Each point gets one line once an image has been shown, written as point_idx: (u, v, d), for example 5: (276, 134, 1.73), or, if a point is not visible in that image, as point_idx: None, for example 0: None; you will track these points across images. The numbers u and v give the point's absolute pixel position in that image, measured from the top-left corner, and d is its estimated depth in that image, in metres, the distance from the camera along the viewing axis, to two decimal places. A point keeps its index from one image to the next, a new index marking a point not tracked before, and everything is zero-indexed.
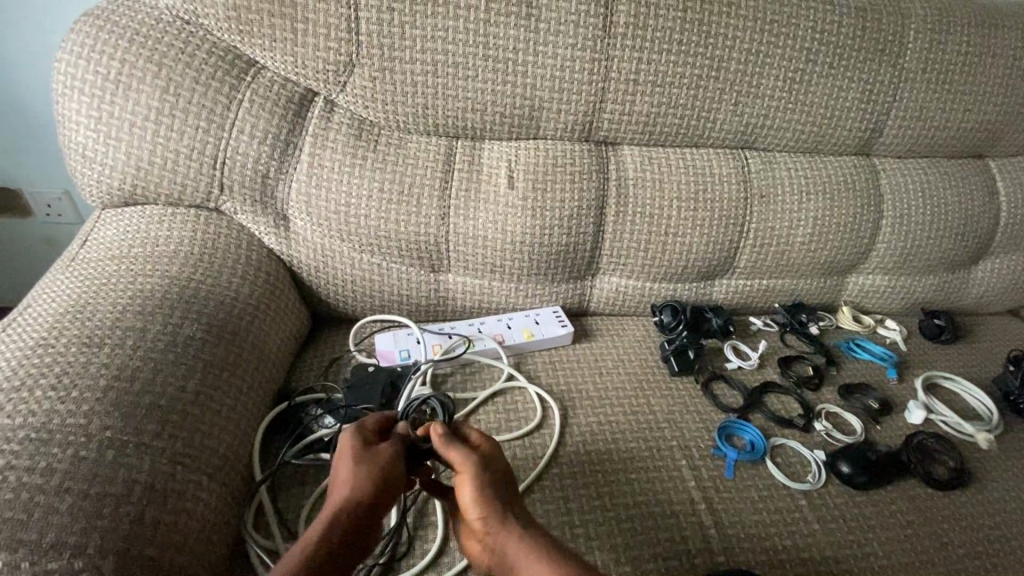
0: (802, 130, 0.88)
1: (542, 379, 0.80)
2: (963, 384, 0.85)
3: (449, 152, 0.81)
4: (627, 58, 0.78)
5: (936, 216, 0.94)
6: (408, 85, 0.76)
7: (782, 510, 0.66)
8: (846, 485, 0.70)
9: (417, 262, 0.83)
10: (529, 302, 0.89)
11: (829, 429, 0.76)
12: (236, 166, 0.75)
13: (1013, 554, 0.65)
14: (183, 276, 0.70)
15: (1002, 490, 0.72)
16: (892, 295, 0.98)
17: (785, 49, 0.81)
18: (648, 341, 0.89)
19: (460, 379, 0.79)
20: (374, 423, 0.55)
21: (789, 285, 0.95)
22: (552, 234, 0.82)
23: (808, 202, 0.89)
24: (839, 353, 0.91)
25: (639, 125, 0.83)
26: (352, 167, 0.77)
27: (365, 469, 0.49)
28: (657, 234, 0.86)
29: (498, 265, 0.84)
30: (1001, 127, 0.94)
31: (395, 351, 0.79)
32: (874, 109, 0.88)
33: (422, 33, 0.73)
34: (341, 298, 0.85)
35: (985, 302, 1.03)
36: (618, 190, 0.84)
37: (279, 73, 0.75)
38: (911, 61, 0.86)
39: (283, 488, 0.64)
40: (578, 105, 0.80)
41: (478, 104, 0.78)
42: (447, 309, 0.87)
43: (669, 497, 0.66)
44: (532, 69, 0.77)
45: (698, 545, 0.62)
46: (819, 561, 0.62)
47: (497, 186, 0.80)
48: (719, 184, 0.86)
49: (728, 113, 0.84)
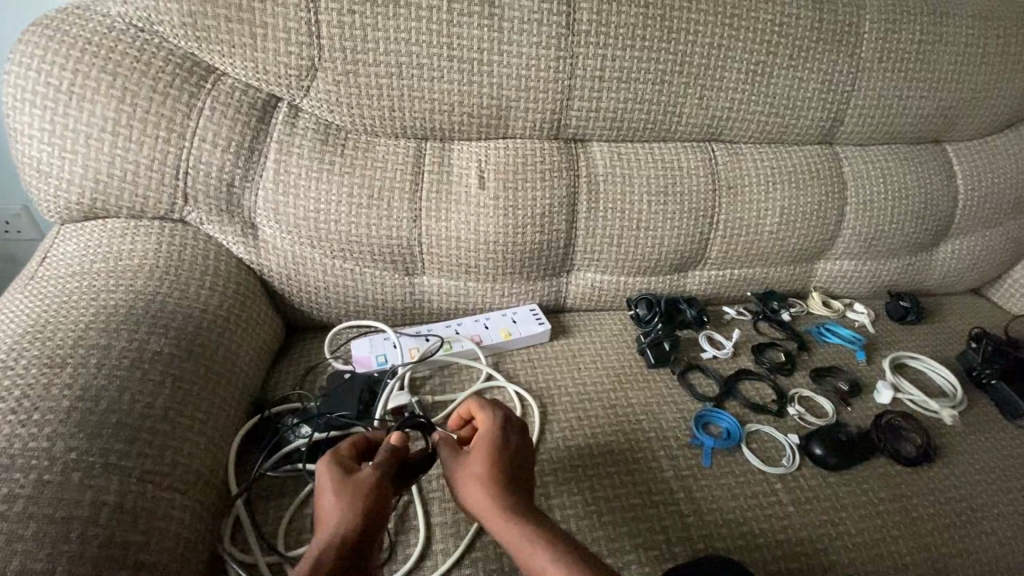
0: (766, 122, 0.89)
1: (522, 378, 0.81)
2: (928, 362, 0.87)
3: (418, 154, 0.80)
4: (591, 55, 0.78)
5: (898, 201, 0.96)
6: (373, 87, 0.75)
7: (759, 495, 0.68)
8: (820, 467, 0.72)
9: (391, 266, 0.82)
10: (505, 301, 0.89)
11: (802, 413, 0.78)
12: (199, 175, 0.73)
13: (977, 524, 0.68)
14: (149, 291, 0.68)
15: (967, 463, 0.75)
16: (859, 279, 1.01)
17: (745, 42, 0.83)
18: (624, 334, 0.90)
19: (439, 381, 0.79)
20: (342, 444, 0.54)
21: (760, 274, 0.97)
22: (525, 232, 0.82)
23: (774, 192, 0.91)
24: (810, 338, 0.93)
25: (607, 122, 0.84)
26: (320, 172, 0.77)
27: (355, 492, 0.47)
28: (629, 228, 0.87)
29: (472, 266, 0.83)
30: (955, 112, 0.97)
31: (372, 356, 0.78)
32: (834, 99, 0.90)
33: (385, 34, 0.73)
34: (315, 306, 0.84)
35: (947, 283, 1.07)
36: (588, 187, 0.85)
37: (240, 80, 0.74)
38: (868, 51, 0.88)
39: (261, 502, 0.63)
40: (546, 102, 0.80)
41: (445, 105, 0.77)
42: (424, 312, 0.87)
43: (648, 488, 0.67)
44: (498, 69, 0.77)
45: (678, 534, 0.63)
46: (795, 542, 0.64)
47: (468, 186, 0.80)
48: (688, 177, 0.88)
49: (694, 106, 0.85)
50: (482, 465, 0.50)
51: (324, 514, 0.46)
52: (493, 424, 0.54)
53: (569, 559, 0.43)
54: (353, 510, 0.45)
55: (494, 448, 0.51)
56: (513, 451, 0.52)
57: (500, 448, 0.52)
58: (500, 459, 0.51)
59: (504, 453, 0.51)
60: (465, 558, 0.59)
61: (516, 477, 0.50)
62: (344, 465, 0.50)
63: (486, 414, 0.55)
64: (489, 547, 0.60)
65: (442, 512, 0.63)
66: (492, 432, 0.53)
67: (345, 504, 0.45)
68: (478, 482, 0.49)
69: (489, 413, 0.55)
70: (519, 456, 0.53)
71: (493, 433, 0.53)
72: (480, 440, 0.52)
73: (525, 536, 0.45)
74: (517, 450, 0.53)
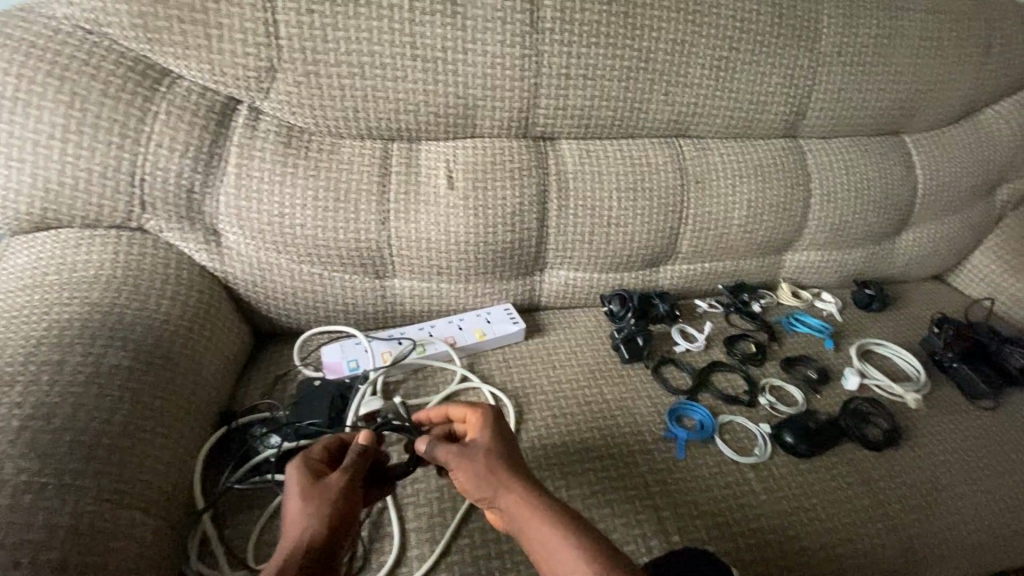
0: (731, 116, 0.90)
1: (496, 378, 0.80)
2: (893, 348, 0.90)
3: (385, 155, 0.79)
4: (556, 53, 0.78)
5: (860, 192, 0.99)
6: (335, 88, 0.74)
7: (732, 485, 0.69)
8: (791, 454, 0.73)
9: (360, 270, 0.80)
10: (479, 302, 0.88)
11: (772, 402, 0.79)
12: (156, 182, 0.71)
13: (942, 504, 0.70)
14: (105, 302, 0.66)
15: (932, 445, 0.77)
16: (825, 269, 1.03)
17: (708, 37, 0.84)
18: (599, 331, 0.90)
19: (412, 384, 0.78)
20: (313, 447, 0.53)
21: (730, 267, 0.98)
22: (495, 232, 0.82)
23: (741, 186, 0.92)
24: (780, 328, 0.94)
25: (575, 119, 0.84)
26: (283, 176, 0.75)
27: (321, 494, 0.46)
28: (599, 225, 0.87)
29: (444, 267, 0.82)
30: (912, 104, 1.00)
31: (343, 362, 0.77)
32: (796, 93, 0.91)
33: (346, 34, 0.71)
34: (283, 312, 0.82)
35: (910, 270, 1.10)
36: (558, 185, 0.85)
37: (197, 83, 0.72)
38: (827, 46, 0.90)
39: (230, 515, 0.61)
40: (513, 101, 0.80)
41: (410, 105, 0.76)
42: (396, 315, 0.85)
43: (623, 483, 0.67)
44: (463, 68, 0.76)
45: (653, 528, 0.63)
46: (768, 530, 0.65)
47: (436, 187, 0.79)
48: (656, 173, 0.88)
49: (660, 102, 0.86)
50: (474, 453, 0.50)
51: (291, 517, 0.45)
52: (482, 417, 0.55)
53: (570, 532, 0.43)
54: (319, 511, 0.45)
55: (485, 437, 0.52)
56: (502, 439, 0.53)
57: (490, 437, 0.52)
58: (490, 447, 0.51)
59: (493, 440, 0.52)
60: (441, 563, 0.58)
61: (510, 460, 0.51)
62: (314, 470, 0.50)
63: (473, 408, 0.56)
64: (465, 550, 0.59)
65: (417, 518, 0.62)
66: (482, 425, 0.54)
67: (313, 506, 0.45)
68: (472, 473, 0.49)
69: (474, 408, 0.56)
70: (508, 442, 0.53)
71: (482, 426, 0.54)
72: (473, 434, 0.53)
73: (524, 515, 0.45)
74: (506, 437, 0.53)
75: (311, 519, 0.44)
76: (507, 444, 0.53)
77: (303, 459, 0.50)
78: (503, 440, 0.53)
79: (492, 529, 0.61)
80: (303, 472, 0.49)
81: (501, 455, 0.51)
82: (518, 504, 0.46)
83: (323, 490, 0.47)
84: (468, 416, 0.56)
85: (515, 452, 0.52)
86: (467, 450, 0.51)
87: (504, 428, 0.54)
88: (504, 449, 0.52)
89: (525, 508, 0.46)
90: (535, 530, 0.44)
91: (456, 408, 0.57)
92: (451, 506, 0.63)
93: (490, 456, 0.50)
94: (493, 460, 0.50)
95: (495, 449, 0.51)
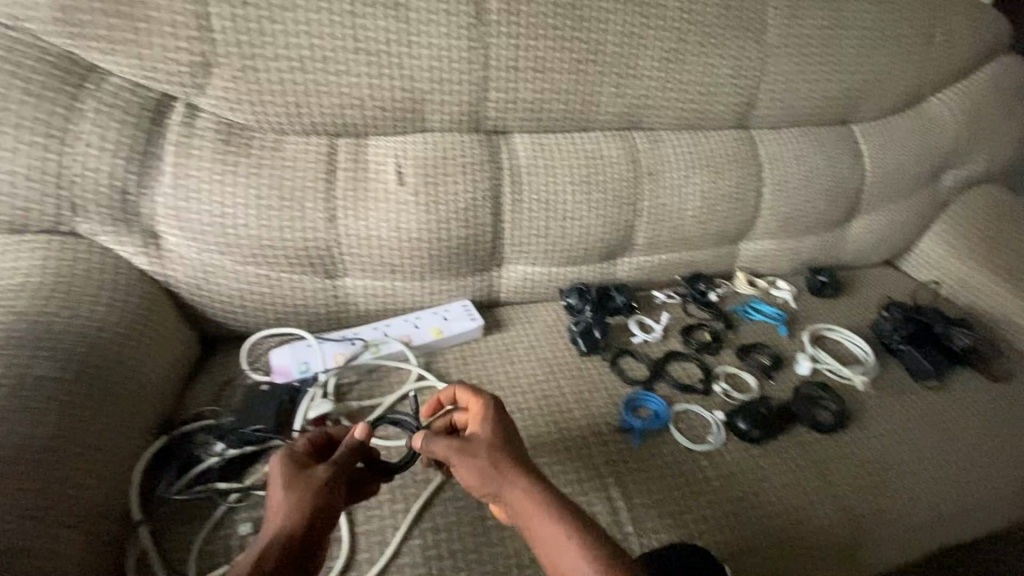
0: (682, 108, 0.91)
1: (453, 376, 0.79)
2: (844, 332, 0.92)
3: (331, 151, 0.77)
4: (503, 45, 0.78)
5: (810, 181, 1.00)
6: (275, 83, 0.71)
7: (686, 473, 0.69)
8: (744, 440, 0.74)
9: (310, 269, 0.78)
10: (436, 299, 0.87)
11: (727, 389, 0.80)
12: (87, 184, 0.68)
13: (888, 483, 0.72)
14: (32, 311, 0.63)
15: (880, 425, 0.79)
16: (780, 257, 1.05)
17: (656, 29, 0.84)
18: (558, 325, 0.90)
19: (366, 385, 0.76)
20: (297, 444, 0.53)
21: (687, 258, 0.99)
22: (448, 228, 0.81)
23: (694, 177, 0.93)
24: (736, 316, 0.96)
25: (526, 112, 0.83)
26: (223, 175, 0.72)
27: (305, 489, 0.47)
28: (554, 219, 0.87)
29: (397, 264, 0.81)
30: (858, 94, 1.02)
31: (293, 365, 0.74)
32: (745, 84, 0.92)
33: (283, 27, 0.69)
34: (231, 316, 0.79)
35: (862, 256, 1.12)
36: (511, 179, 0.84)
37: (128, 79, 0.69)
38: (774, 37, 0.91)
39: (171, 527, 0.59)
40: (462, 94, 0.78)
41: (355, 100, 0.75)
42: (350, 316, 0.83)
43: (578, 476, 0.67)
44: (408, 61, 0.74)
45: (607, 519, 0.63)
46: (721, 516, 0.65)
47: (386, 183, 0.77)
48: (610, 166, 0.88)
49: (611, 95, 0.86)
50: (480, 445, 0.50)
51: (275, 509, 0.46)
52: (488, 407, 0.54)
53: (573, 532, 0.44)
54: (299, 505, 0.45)
55: (490, 429, 0.52)
56: (507, 431, 0.52)
57: (495, 429, 0.52)
58: (494, 440, 0.51)
59: (496, 433, 0.51)
60: (391, 565, 0.57)
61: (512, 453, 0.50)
62: (302, 462, 0.50)
63: (479, 398, 0.55)
64: (416, 551, 0.58)
65: (367, 520, 0.60)
66: (487, 416, 0.53)
67: (294, 501, 0.46)
68: (478, 465, 0.48)
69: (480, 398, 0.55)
70: (510, 434, 0.53)
71: (488, 417, 0.53)
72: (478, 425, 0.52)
73: (529, 510, 0.46)
74: (510, 429, 0.53)
75: (291, 514, 0.45)
76: (509, 436, 0.52)
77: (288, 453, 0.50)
78: (503, 433, 0.52)
79: (445, 528, 0.60)
80: (290, 465, 0.49)
81: (505, 447, 0.50)
82: (524, 499, 0.46)
83: (306, 484, 0.47)
84: (473, 406, 0.55)
85: (518, 444, 0.52)
86: (473, 441, 0.50)
87: (507, 418, 0.54)
88: (507, 441, 0.51)
89: (529, 504, 0.46)
90: (539, 526, 0.45)
91: (461, 395, 0.57)
92: (403, 508, 0.62)
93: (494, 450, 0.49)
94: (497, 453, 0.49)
95: (499, 442, 0.51)
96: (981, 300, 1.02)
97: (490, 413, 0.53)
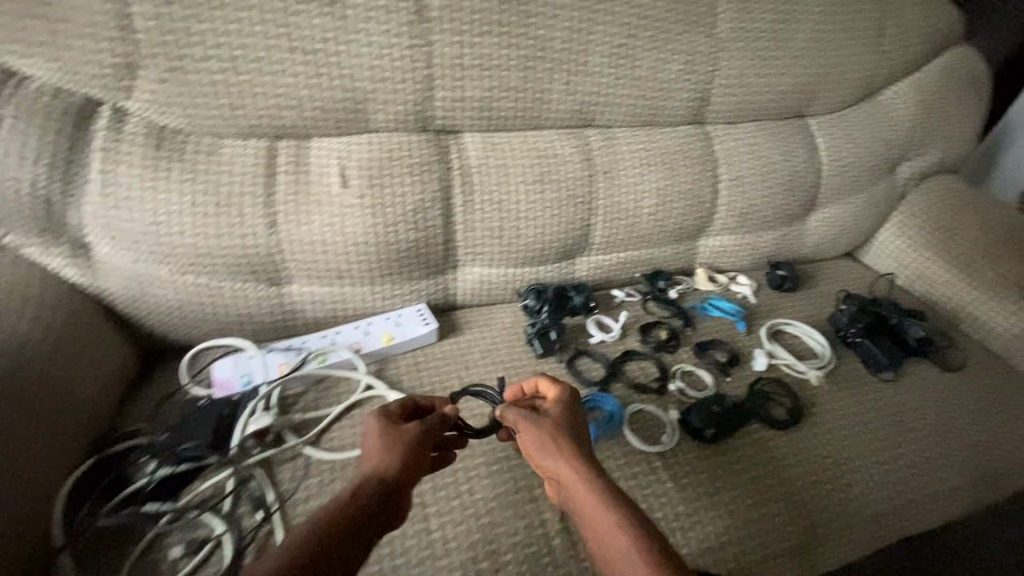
0: (635, 104, 0.90)
1: (404, 383, 0.77)
2: (801, 327, 0.92)
3: (271, 154, 0.74)
4: (447, 42, 0.76)
5: (767, 176, 1.00)
6: (206, 85, 0.69)
7: (638, 476, 0.68)
8: (699, 440, 0.73)
9: (253, 277, 0.76)
10: (388, 304, 0.85)
11: (682, 388, 0.80)
12: (7, 194, 0.65)
13: (841, 478, 0.72)
14: None
15: (834, 420, 0.79)
16: (740, 253, 1.05)
17: (606, 25, 0.83)
18: (516, 326, 0.89)
19: (313, 396, 0.73)
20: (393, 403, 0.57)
21: (647, 255, 0.98)
22: (396, 231, 0.78)
23: (649, 174, 0.92)
24: (695, 313, 0.95)
25: (474, 110, 0.81)
26: (155, 181, 0.69)
27: (401, 443, 0.52)
28: (508, 220, 0.86)
29: (344, 270, 0.79)
30: (812, 88, 1.02)
31: (235, 377, 0.72)
32: (698, 79, 0.92)
33: (211, 26, 0.66)
34: (171, 327, 0.76)
35: (822, 249, 1.13)
36: (462, 179, 0.82)
37: (48, 83, 0.66)
38: (725, 31, 0.91)
39: (98, 552, 0.57)
40: (406, 93, 0.76)
41: (293, 101, 0.72)
42: (298, 324, 0.81)
43: (529, 483, 0.66)
44: (347, 60, 0.72)
45: (556, 527, 0.62)
46: (672, 519, 0.65)
47: (329, 186, 0.75)
48: (563, 164, 0.87)
49: (562, 92, 0.84)
50: (548, 429, 0.54)
51: (371, 456, 0.51)
52: (563, 398, 0.58)
53: (628, 526, 0.45)
54: (396, 456, 0.50)
55: (562, 419, 0.55)
56: (577, 426, 0.56)
57: (567, 421, 0.55)
58: (564, 428, 0.54)
59: (567, 424, 0.55)
60: None
61: (579, 445, 0.53)
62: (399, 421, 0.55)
63: (558, 388, 0.59)
64: None
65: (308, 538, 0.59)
66: (561, 406, 0.57)
67: (393, 450, 0.51)
68: (544, 446, 0.53)
69: (557, 389, 0.59)
70: (579, 430, 0.56)
71: (563, 406, 0.57)
72: (553, 411, 0.56)
73: (588, 496, 0.48)
74: (580, 426, 0.56)
75: (388, 462, 0.50)
76: (578, 431, 0.55)
77: (387, 411, 0.55)
78: (575, 423, 0.56)
79: (388, 543, 0.59)
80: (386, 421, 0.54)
81: (573, 439, 0.54)
82: (584, 484, 0.49)
83: (402, 440, 0.52)
84: (550, 394, 0.59)
85: (587, 440, 0.55)
86: (542, 424, 0.55)
87: (579, 415, 0.57)
88: (575, 433, 0.55)
89: (587, 491, 0.48)
90: (597, 512, 0.46)
91: (542, 384, 0.61)
92: None
93: (562, 436, 0.53)
94: (564, 440, 0.53)
95: (567, 432, 0.54)
96: (938, 290, 1.04)
97: (564, 404, 0.57)
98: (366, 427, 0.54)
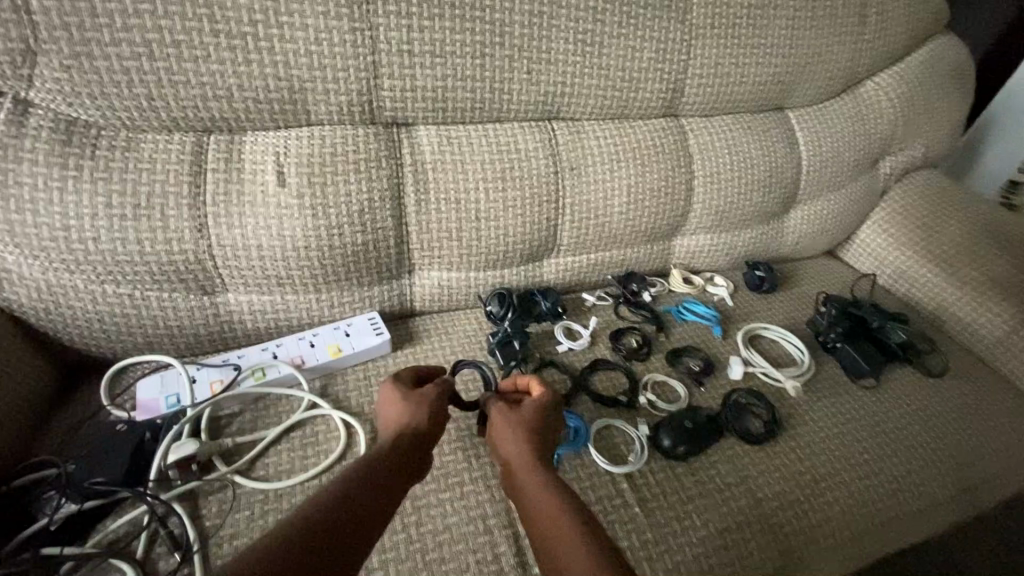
0: (604, 95, 0.84)
1: (351, 400, 0.71)
2: (780, 331, 0.87)
3: (198, 150, 0.67)
4: (393, 26, 0.69)
5: (745, 171, 0.95)
6: (118, 72, 0.61)
7: (603, 500, 0.63)
8: (669, 458, 0.68)
9: (182, 286, 0.69)
10: (337, 312, 0.78)
11: (653, 400, 0.75)
12: None
13: (819, 497, 0.68)
14: None
15: (812, 432, 0.75)
16: (716, 252, 1.00)
17: (570, 10, 0.77)
18: (477, 334, 0.83)
19: (250, 416, 0.67)
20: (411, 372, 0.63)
21: (618, 256, 0.93)
22: (342, 233, 0.72)
23: (619, 170, 0.86)
24: (668, 318, 0.90)
25: (427, 101, 0.75)
26: (63, 181, 0.62)
27: (414, 409, 0.58)
28: (467, 220, 0.79)
29: (284, 276, 0.72)
30: (792, 78, 0.97)
31: (161, 398, 0.65)
32: (671, 68, 0.86)
33: (120, 5, 0.59)
34: (91, 342, 0.69)
35: (801, 248, 1.09)
36: (415, 176, 0.76)
37: None
38: (699, 17, 0.85)
39: None
40: (349, 82, 0.69)
41: (221, 91, 0.65)
42: (236, 335, 0.74)
43: (483, 511, 0.60)
44: (281, 46, 0.65)
45: (512, 560, 0.57)
46: (639, 547, 0.60)
47: (264, 185, 0.68)
48: (526, 160, 0.81)
49: (523, 82, 0.78)
50: (523, 424, 0.57)
51: (388, 418, 0.57)
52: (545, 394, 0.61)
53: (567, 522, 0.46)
54: (410, 420, 0.57)
55: (537, 416, 0.58)
56: (549, 427, 0.58)
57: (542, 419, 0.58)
58: (536, 427, 0.57)
59: (541, 422, 0.57)
60: None
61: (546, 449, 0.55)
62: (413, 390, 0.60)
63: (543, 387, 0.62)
64: None
65: None
66: (541, 403, 0.59)
67: (409, 414, 0.57)
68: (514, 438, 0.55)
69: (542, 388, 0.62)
70: (550, 433, 0.58)
71: (543, 402, 0.59)
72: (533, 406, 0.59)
73: (538, 491, 0.50)
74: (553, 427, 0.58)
75: (402, 426, 0.56)
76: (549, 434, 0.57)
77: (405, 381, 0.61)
78: (550, 425, 0.58)
79: None
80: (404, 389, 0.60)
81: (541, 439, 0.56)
82: (540, 482, 0.51)
83: (416, 406, 0.58)
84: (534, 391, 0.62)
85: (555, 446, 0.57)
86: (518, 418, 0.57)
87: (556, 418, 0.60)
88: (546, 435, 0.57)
89: (538, 488, 0.50)
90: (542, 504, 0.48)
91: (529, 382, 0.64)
92: None
93: (531, 434, 0.56)
94: (533, 439, 0.56)
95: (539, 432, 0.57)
96: (919, 290, 1.00)
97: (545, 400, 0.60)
98: (386, 391, 0.60)
